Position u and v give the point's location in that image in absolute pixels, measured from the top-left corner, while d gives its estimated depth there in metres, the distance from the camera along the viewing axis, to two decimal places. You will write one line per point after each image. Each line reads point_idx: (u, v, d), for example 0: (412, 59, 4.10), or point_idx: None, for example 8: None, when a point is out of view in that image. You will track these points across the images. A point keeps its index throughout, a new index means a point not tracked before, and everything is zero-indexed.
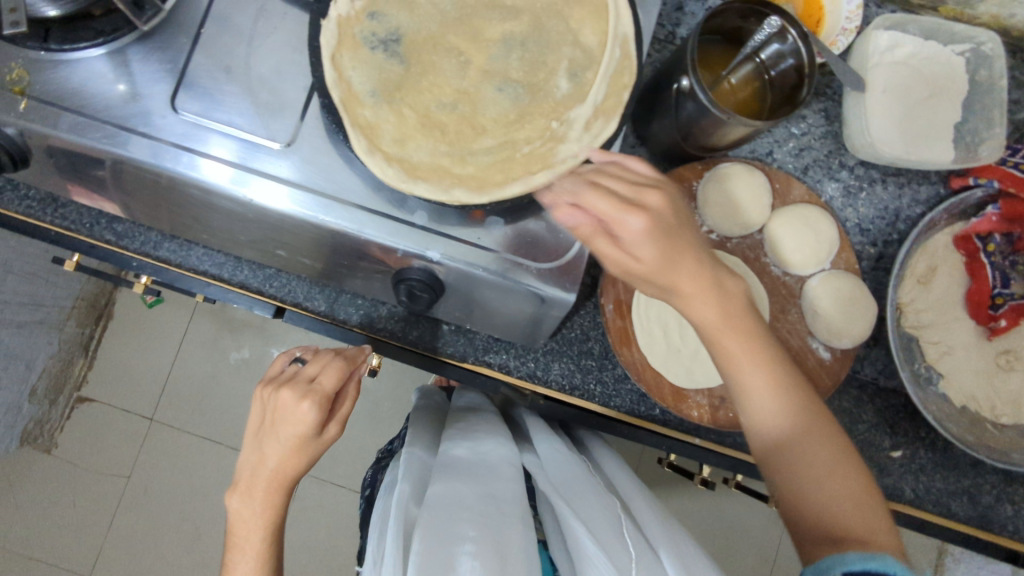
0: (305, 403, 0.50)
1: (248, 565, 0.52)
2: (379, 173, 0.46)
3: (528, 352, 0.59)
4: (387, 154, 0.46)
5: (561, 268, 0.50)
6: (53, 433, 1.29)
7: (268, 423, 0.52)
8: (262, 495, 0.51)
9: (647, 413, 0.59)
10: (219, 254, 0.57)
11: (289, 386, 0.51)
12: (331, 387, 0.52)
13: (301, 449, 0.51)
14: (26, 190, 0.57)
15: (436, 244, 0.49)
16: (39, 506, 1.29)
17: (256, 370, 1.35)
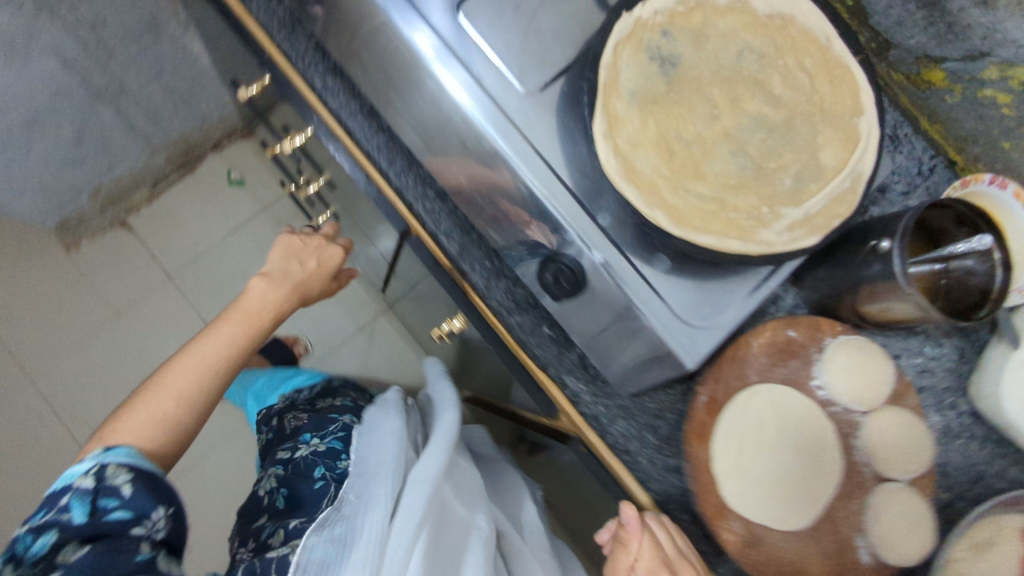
0: (339, 249, 0.83)
1: (218, 342, 0.67)
2: (602, 158, 0.48)
3: (604, 396, 0.58)
4: (617, 148, 0.48)
5: (694, 334, 0.51)
6: (82, 237, 1.29)
7: (306, 252, 0.80)
8: (270, 315, 0.72)
9: (674, 514, 0.57)
10: (398, 154, 0.60)
11: (316, 239, 0.82)
12: (343, 248, 0.84)
13: (322, 278, 0.79)
14: (278, 10, 0.61)
15: (603, 247, 0.50)
16: (25, 290, 1.26)
17: (284, 289, 1.35)
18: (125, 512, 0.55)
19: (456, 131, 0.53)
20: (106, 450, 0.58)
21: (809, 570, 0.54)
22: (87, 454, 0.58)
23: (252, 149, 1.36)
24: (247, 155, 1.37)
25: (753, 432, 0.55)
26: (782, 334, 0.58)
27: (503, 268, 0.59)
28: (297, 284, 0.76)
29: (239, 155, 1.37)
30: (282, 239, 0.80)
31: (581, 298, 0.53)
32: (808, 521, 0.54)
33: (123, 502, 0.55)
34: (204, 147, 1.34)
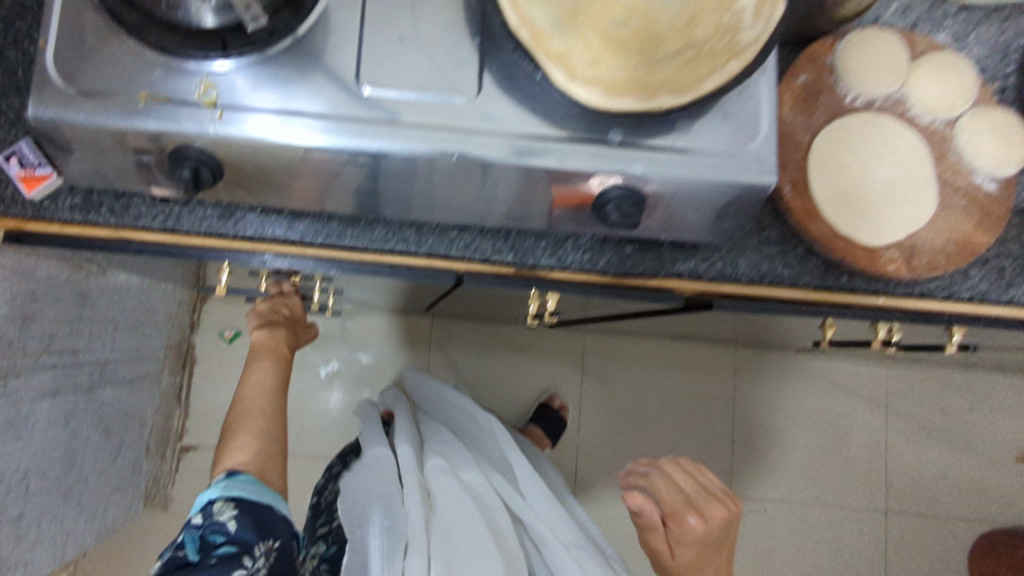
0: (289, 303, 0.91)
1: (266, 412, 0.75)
2: (585, 98, 0.47)
3: (713, 253, 0.61)
4: (586, 80, 0.47)
5: (756, 155, 0.51)
6: (167, 487, 1.28)
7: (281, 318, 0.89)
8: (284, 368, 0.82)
9: (834, 284, 0.61)
10: (402, 228, 0.59)
11: (276, 306, 0.90)
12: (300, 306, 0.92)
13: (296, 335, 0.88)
14: (201, 211, 0.57)
15: (636, 157, 0.51)
16: None
17: (349, 379, 1.39)
18: (230, 545, 0.61)
19: (445, 175, 0.52)
20: (230, 478, 0.66)
21: (964, 232, 0.59)
22: (214, 485, 0.66)
23: (219, 305, 1.32)
24: (220, 312, 1.33)
25: (842, 177, 0.58)
26: (796, 84, 0.60)
27: (560, 236, 0.60)
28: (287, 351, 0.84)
29: (214, 318, 1.33)
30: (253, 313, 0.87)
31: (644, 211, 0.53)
32: (934, 201, 0.58)
33: (229, 538, 0.61)
34: (186, 337, 1.30)
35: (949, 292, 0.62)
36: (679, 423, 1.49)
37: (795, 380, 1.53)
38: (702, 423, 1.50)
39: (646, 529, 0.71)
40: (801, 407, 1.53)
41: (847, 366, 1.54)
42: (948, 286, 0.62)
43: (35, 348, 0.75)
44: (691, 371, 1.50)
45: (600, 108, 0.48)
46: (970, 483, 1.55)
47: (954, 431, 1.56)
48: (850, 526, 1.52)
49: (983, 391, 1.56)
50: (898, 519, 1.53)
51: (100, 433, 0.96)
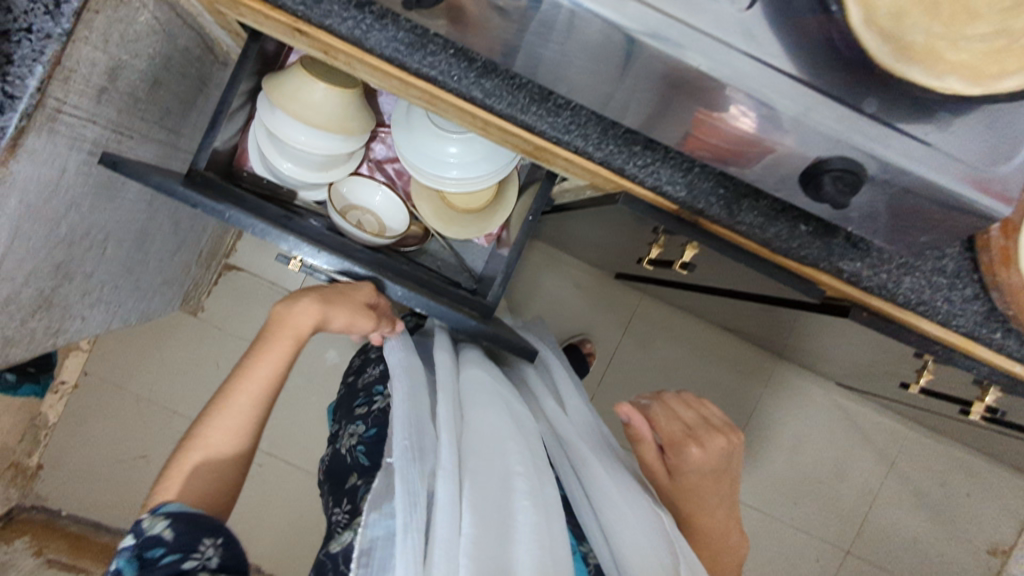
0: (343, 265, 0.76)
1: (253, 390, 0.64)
2: (873, 48, 0.42)
3: (883, 263, 0.57)
4: (881, 29, 0.42)
5: (1000, 180, 0.47)
6: (202, 297, 1.28)
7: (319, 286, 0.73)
8: (290, 341, 0.68)
9: (985, 336, 0.58)
10: (589, 124, 0.54)
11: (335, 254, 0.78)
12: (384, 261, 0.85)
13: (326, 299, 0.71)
14: (394, 30, 0.52)
15: (882, 139, 0.46)
16: (183, 368, 1.29)
17: None
18: (174, 554, 0.53)
19: (676, 91, 0.47)
20: (155, 507, 0.56)
21: None
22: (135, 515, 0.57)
23: None
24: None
25: None
26: None
27: (739, 190, 0.56)
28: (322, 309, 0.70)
29: None
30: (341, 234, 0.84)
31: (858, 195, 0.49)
32: None
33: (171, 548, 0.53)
34: None
35: None
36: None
37: (816, 406, 1.53)
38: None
39: (638, 444, 0.73)
40: (811, 432, 1.53)
41: (870, 409, 1.53)
42: None
43: (151, 119, 0.71)
44: (725, 363, 1.49)
45: (879, 66, 0.42)
46: (940, 557, 1.57)
47: (945, 505, 1.56)
48: (814, 555, 1.55)
49: (989, 478, 1.55)
50: (859, 564, 1.56)
51: (170, 224, 0.94)
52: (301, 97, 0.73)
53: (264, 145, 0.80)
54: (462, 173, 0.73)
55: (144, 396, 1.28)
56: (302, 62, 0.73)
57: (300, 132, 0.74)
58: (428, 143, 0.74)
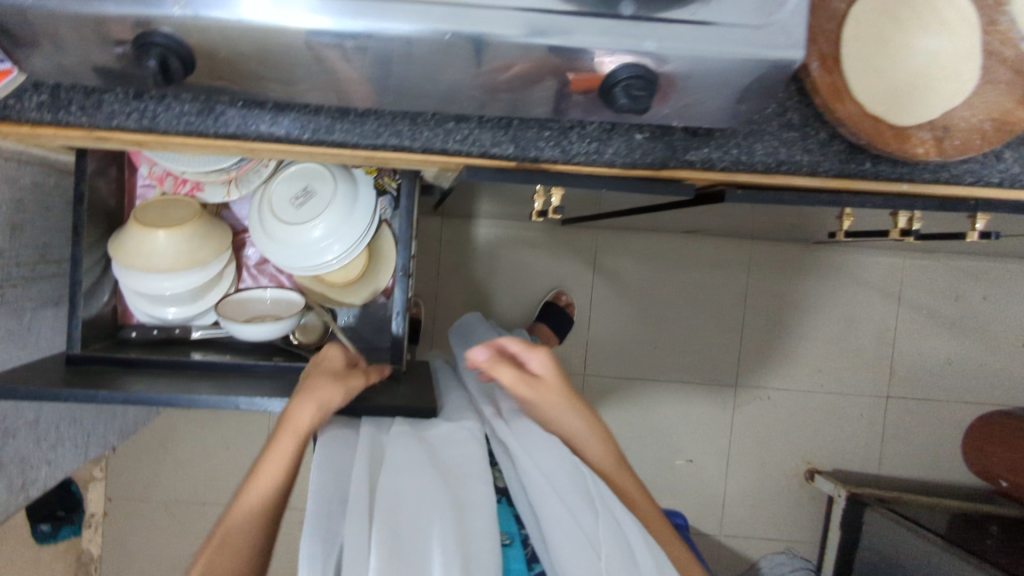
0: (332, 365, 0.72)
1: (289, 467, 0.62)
2: None
3: (729, 140, 0.57)
4: None
5: (783, 27, 0.46)
6: None
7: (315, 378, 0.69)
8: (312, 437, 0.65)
9: (857, 170, 0.58)
10: (396, 119, 0.54)
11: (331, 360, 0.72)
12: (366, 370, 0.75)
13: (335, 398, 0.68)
14: (178, 106, 0.53)
15: (651, 32, 0.45)
16: (197, 458, 1.32)
17: None
18: None
19: (444, 59, 0.47)
20: None
21: (1004, 109, 0.53)
22: None
23: None
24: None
25: (882, 49, 0.51)
26: None
27: (563, 124, 0.56)
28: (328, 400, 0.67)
29: None
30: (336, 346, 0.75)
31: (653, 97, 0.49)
32: (977, 73, 0.52)
33: None
34: None
35: (979, 174, 0.58)
36: (685, 316, 1.47)
37: (810, 270, 1.49)
38: (710, 315, 1.48)
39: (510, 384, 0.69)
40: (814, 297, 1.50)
41: (865, 253, 1.49)
42: (977, 170, 0.58)
43: (29, 260, 0.73)
44: (702, 264, 1.46)
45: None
46: (973, 367, 1.55)
47: (964, 317, 1.54)
48: (851, 410, 1.54)
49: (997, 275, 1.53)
50: (901, 403, 1.54)
51: None
52: (153, 250, 0.75)
53: (140, 306, 0.81)
54: (340, 248, 0.76)
55: (172, 497, 1.32)
56: (136, 216, 0.75)
57: (162, 282, 0.77)
58: (293, 238, 0.76)
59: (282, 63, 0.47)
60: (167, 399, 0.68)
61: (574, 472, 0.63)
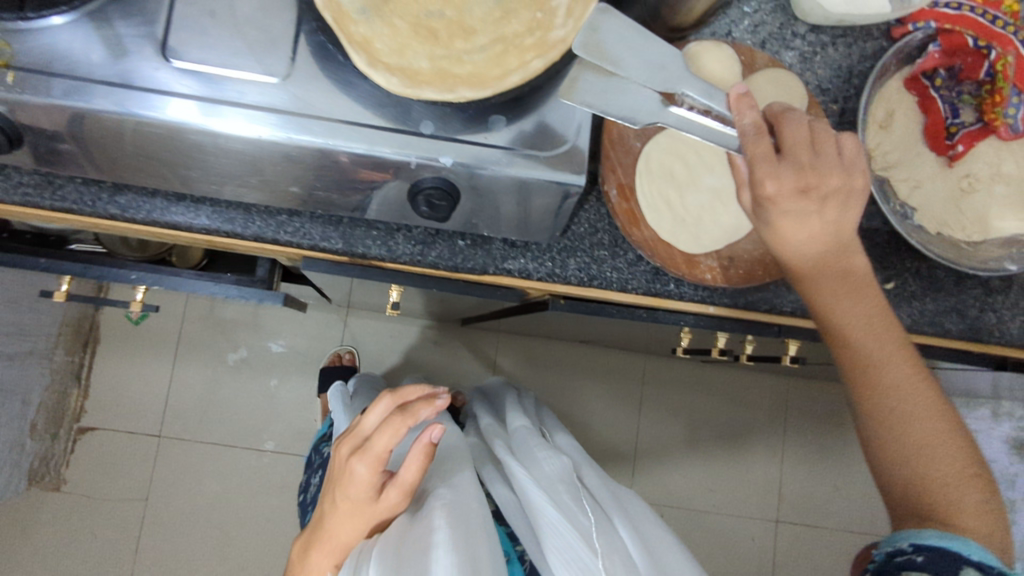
0: (358, 463, 0.58)
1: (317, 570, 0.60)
2: (384, 83, 0.48)
3: (544, 253, 0.61)
4: (387, 65, 0.48)
5: (565, 157, 0.52)
6: (60, 469, 1.15)
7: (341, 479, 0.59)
8: (339, 551, 0.60)
9: (662, 290, 0.62)
10: (229, 209, 0.58)
11: (358, 457, 0.58)
12: (383, 447, 0.58)
13: (360, 511, 0.58)
14: (17, 177, 0.56)
15: (447, 150, 0.51)
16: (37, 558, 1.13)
17: (259, 368, 1.23)
18: None
19: (264, 159, 0.52)
20: None
21: None
22: None
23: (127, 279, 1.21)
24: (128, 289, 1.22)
25: (667, 185, 0.59)
26: None
27: (390, 227, 0.60)
28: (344, 517, 0.59)
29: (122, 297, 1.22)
30: (383, 405, 0.61)
31: (453, 207, 0.54)
32: None
33: None
34: (90, 314, 1.19)
35: (772, 303, 0.63)
36: (583, 424, 1.35)
37: (716, 392, 1.39)
38: (609, 424, 1.36)
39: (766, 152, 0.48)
40: (718, 413, 1.39)
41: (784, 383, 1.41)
42: (771, 298, 0.63)
43: None
44: (607, 372, 1.37)
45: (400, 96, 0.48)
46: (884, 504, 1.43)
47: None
48: None
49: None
50: (806, 534, 1.39)
51: None
52: None
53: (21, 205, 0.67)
54: None
55: None
56: None
57: None
58: None
59: (115, 146, 0.51)
60: (30, 262, 0.70)
61: (570, 484, 0.65)
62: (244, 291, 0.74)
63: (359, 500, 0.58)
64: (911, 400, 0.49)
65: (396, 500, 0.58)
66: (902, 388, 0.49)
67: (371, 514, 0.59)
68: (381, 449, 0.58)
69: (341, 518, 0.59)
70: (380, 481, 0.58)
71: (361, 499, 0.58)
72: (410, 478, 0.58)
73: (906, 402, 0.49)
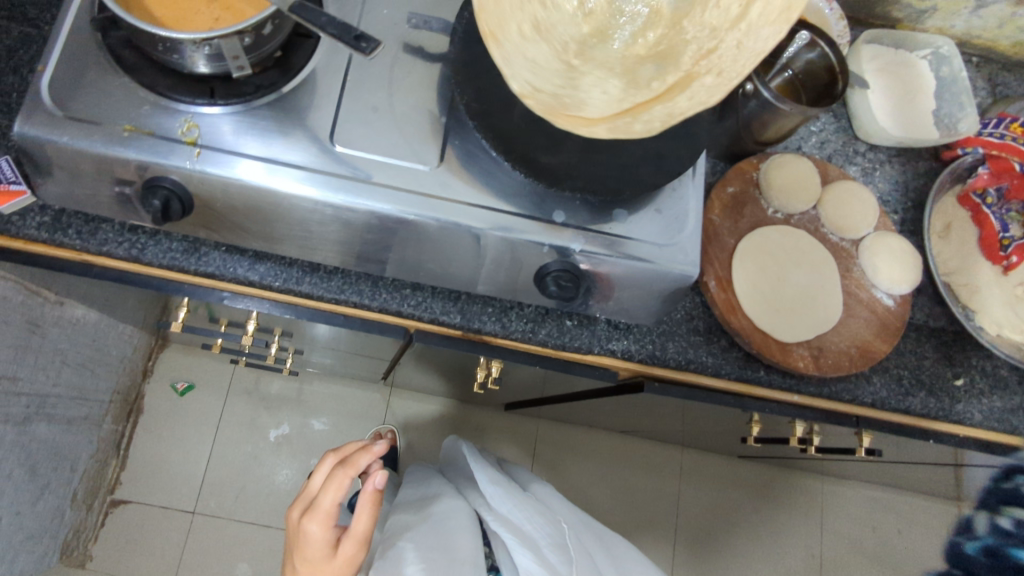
0: (310, 523, 0.63)
1: None
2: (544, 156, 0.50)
3: (645, 336, 0.65)
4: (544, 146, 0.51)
5: (681, 247, 0.58)
6: (88, 544, 1.12)
7: (297, 542, 0.65)
8: None
9: (753, 376, 0.66)
10: (360, 280, 0.62)
11: (308, 518, 0.64)
12: (331, 502, 0.64)
13: (318, 567, 0.63)
14: (168, 243, 0.60)
15: (576, 237, 0.56)
16: None
17: (299, 446, 1.24)
18: None
19: (409, 236, 0.56)
20: None
21: (864, 339, 0.65)
22: None
23: (179, 350, 1.23)
24: (176, 361, 1.24)
25: (763, 280, 0.65)
26: (725, 194, 0.67)
27: (505, 304, 0.64)
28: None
29: (170, 367, 1.23)
30: (325, 463, 0.68)
31: (574, 292, 0.59)
32: (840, 309, 0.66)
33: None
34: (137, 383, 1.20)
35: (854, 393, 0.68)
36: (617, 520, 1.33)
37: (750, 488, 1.39)
38: (642, 518, 1.35)
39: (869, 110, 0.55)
40: (752, 513, 1.38)
41: (816, 483, 1.42)
42: (853, 389, 0.68)
43: None
44: (642, 467, 1.37)
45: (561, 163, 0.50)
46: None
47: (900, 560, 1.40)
48: None
49: None
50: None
51: (24, 470, 0.89)
52: None
53: None
54: None
55: None
56: None
57: None
58: None
59: (272, 218, 0.56)
60: (158, 286, 0.64)
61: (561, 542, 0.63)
62: (372, 324, 0.66)
63: (316, 560, 0.63)
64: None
65: (351, 553, 0.63)
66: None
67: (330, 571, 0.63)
68: (328, 505, 0.63)
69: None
70: (334, 539, 0.63)
71: (318, 559, 0.63)
72: (362, 528, 0.63)
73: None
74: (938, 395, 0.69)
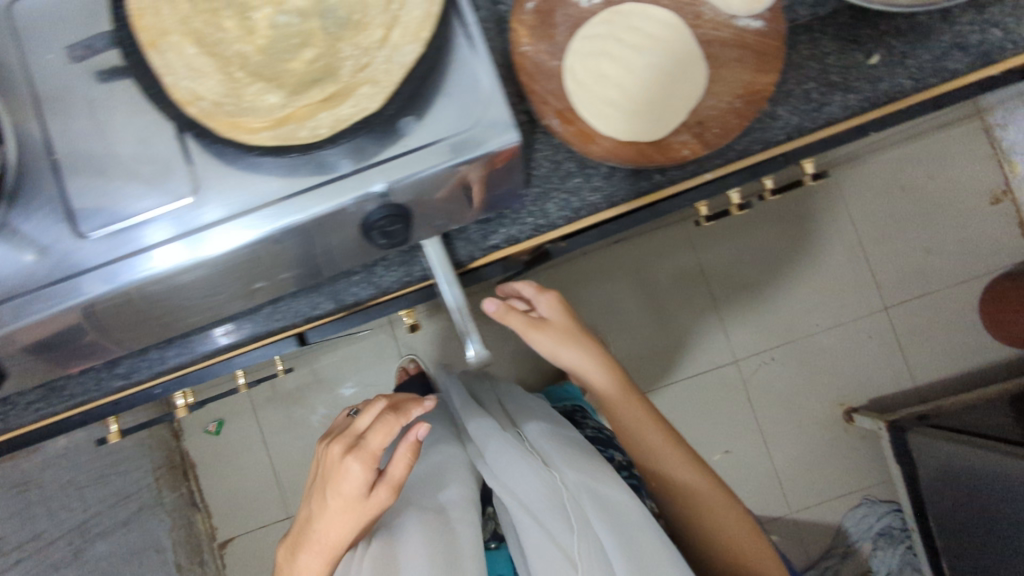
0: (345, 461, 0.57)
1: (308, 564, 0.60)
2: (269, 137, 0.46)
3: (520, 212, 0.59)
4: (256, 126, 0.46)
5: (489, 120, 0.49)
6: None
7: (328, 475, 0.59)
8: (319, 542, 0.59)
9: (651, 185, 0.59)
10: (215, 326, 0.59)
11: (348, 454, 0.58)
12: (375, 444, 0.58)
13: (350, 507, 0.58)
14: (25, 398, 0.58)
15: (374, 176, 0.49)
16: None
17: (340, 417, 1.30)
18: None
19: (215, 275, 0.51)
20: None
21: (745, 82, 0.55)
22: None
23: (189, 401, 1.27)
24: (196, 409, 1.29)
25: (606, 86, 0.55)
26: (525, 12, 0.56)
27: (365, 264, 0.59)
28: (332, 511, 0.57)
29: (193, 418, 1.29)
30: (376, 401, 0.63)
31: (406, 232, 0.53)
32: (704, 67, 0.55)
33: None
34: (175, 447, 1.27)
35: (764, 139, 0.59)
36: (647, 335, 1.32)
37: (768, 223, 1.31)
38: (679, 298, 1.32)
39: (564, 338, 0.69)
40: (773, 253, 1.32)
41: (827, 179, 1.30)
42: (761, 136, 0.59)
43: None
44: (647, 267, 1.32)
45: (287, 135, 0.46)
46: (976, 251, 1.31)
47: (941, 206, 1.31)
48: (857, 335, 1.32)
49: (957, 155, 1.29)
50: (916, 306, 1.32)
51: None
52: None
53: None
54: None
55: None
56: None
57: None
58: None
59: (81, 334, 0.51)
60: (62, 425, 0.63)
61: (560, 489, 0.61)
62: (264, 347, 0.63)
63: (349, 497, 0.57)
64: (723, 514, 0.71)
65: (385, 496, 0.58)
66: (694, 488, 0.72)
67: (362, 511, 0.58)
68: (374, 446, 0.57)
69: (328, 518, 0.58)
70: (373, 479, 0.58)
71: (351, 496, 0.57)
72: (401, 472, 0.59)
73: (718, 517, 0.71)
74: (858, 89, 0.59)
